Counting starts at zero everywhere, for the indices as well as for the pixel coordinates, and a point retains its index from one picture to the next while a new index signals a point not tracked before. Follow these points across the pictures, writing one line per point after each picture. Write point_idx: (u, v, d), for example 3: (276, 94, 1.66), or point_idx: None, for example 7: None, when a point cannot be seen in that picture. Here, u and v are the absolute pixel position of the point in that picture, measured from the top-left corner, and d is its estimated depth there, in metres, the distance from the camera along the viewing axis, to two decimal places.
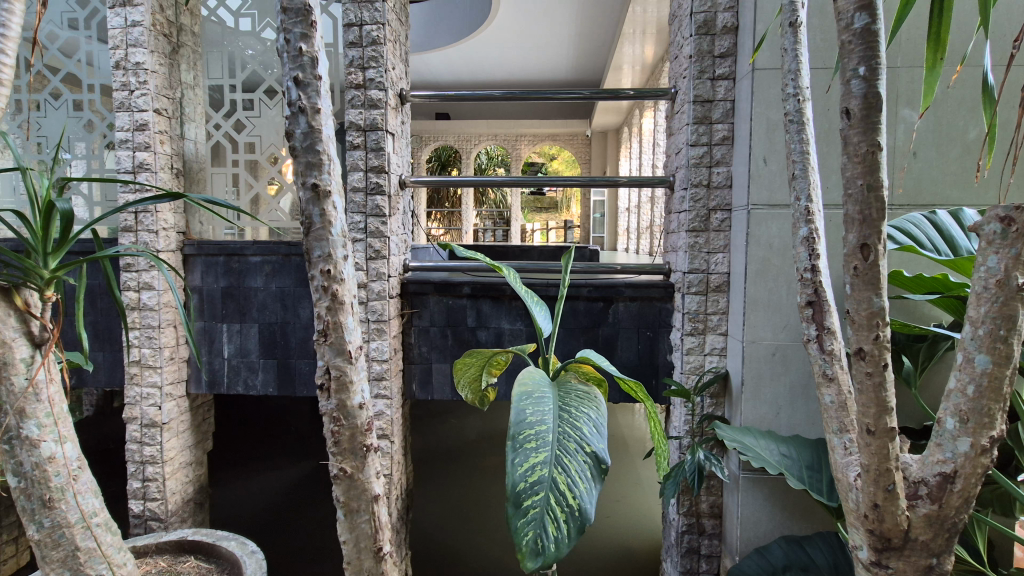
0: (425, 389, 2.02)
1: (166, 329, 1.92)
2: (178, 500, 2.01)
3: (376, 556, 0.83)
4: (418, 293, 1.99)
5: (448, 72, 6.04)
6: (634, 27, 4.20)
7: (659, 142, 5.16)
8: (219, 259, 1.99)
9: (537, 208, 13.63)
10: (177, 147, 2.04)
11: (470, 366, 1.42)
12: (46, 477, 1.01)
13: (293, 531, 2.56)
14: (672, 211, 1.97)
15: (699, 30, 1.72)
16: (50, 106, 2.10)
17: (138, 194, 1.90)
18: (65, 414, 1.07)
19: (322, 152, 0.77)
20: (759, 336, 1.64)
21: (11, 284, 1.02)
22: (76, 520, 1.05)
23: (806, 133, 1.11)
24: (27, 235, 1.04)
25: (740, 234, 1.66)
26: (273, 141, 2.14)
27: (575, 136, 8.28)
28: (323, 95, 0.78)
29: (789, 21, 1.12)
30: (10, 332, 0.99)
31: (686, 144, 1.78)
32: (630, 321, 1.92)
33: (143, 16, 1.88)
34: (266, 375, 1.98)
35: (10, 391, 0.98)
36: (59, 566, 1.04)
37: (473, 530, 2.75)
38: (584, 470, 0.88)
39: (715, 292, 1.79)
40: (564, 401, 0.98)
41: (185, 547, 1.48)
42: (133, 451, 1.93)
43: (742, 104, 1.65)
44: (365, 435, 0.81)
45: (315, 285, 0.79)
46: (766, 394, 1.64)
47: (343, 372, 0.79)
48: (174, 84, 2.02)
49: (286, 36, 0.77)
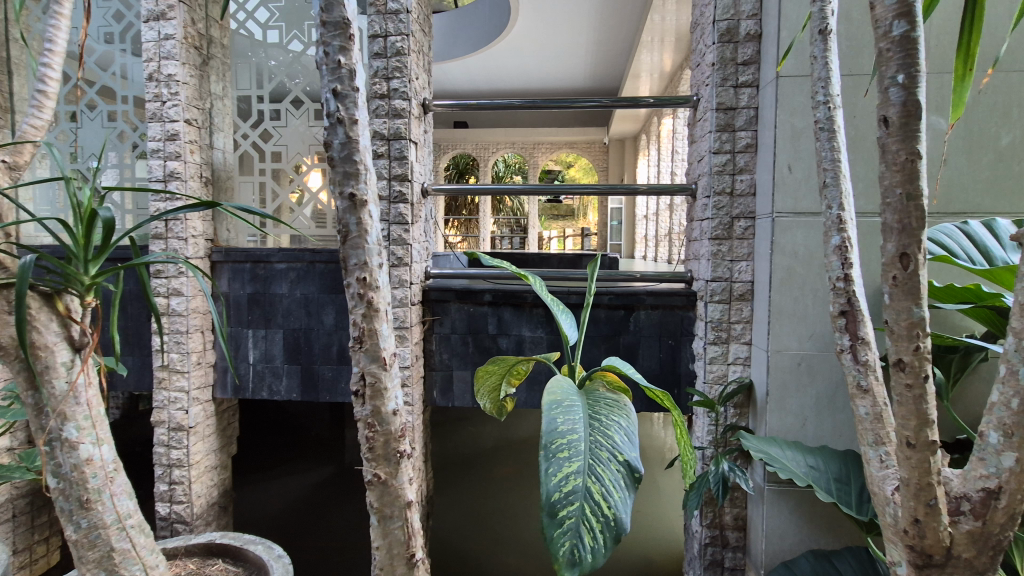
0: (446, 396, 2.02)
1: (194, 334, 1.96)
2: (203, 503, 2.04)
3: (408, 563, 0.83)
4: (439, 300, 1.99)
5: (466, 81, 6.10)
6: (652, 34, 4.20)
7: (678, 149, 5.15)
8: (246, 265, 2.02)
9: (553, 216, 13.67)
10: (206, 155, 2.08)
11: (492, 374, 1.41)
12: (83, 479, 1.03)
13: (316, 536, 2.57)
14: (694, 219, 1.96)
15: (722, 38, 1.72)
16: (85, 117, 2.16)
17: (168, 203, 1.95)
18: (102, 417, 1.10)
19: (359, 162, 0.79)
20: (784, 346, 1.61)
21: (53, 290, 1.05)
22: (111, 522, 1.07)
23: (837, 141, 1.10)
24: (70, 242, 1.05)
25: (765, 242, 1.64)
26: (299, 150, 2.19)
27: (592, 143, 8.30)
28: (360, 106, 0.80)
29: (818, 29, 1.12)
30: (51, 336, 1.02)
31: (709, 152, 1.78)
32: (652, 328, 1.91)
33: (176, 29, 1.93)
34: (290, 381, 2.00)
35: (52, 394, 1.01)
36: (94, 566, 1.06)
37: (492, 539, 2.73)
38: (618, 479, 0.87)
39: (739, 301, 1.76)
40: (594, 409, 0.98)
41: (213, 550, 1.50)
42: (161, 455, 1.97)
43: (767, 111, 1.64)
44: (399, 442, 0.81)
45: (350, 292, 0.80)
46: (792, 405, 1.62)
47: (377, 379, 0.79)
48: (204, 95, 2.07)
49: (325, 49, 0.79)
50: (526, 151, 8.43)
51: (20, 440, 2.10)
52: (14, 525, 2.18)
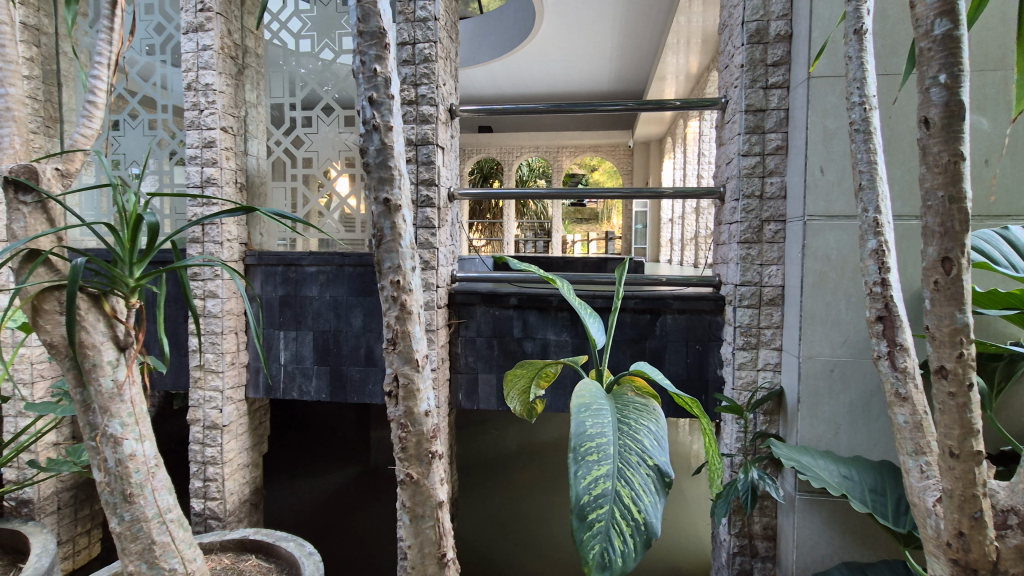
0: (471, 399, 2.03)
1: (228, 334, 2.01)
2: (236, 500, 2.09)
3: (440, 562, 0.84)
4: (465, 303, 2.01)
5: (491, 85, 6.14)
6: (678, 36, 4.16)
7: (704, 151, 5.09)
8: (278, 268, 2.08)
9: (577, 219, 13.64)
10: (241, 162, 2.14)
11: (519, 377, 1.42)
12: (127, 473, 1.07)
13: (342, 535, 2.61)
14: (722, 222, 1.93)
15: (751, 39, 1.70)
16: (128, 126, 2.25)
17: (205, 208, 2.01)
18: (144, 414, 1.14)
19: (393, 167, 0.81)
20: (816, 352, 1.58)
21: (100, 291, 1.10)
22: (152, 515, 1.11)
23: (873, 142, 1.08)
24: (116, 246, 1.09)
25: (796, 245, 1.61)
26: (330, 156, 2.23)
27: (616, 147, 8.26)
28: (394, 113, 0.81)
29: (853, 29, 1.09)
30: (98, 336, 1.06)
31: (738, 154, 1.75)
32: (679, 333, 1.89)
33: (213, 40, 1.99)
34: (320, 382, 2.04)
35: (99, 391, 1.06)
36: (137, 558, 1.10)
37: (516, 543, 2.72)
38: (648, 483, 0.87)
39: (769, 306, 1.73)
40: (623, 413, 0.97)
41: (247, 546, 1.53)
42: (196, 452, 2.03)
43: (798, 113, 1.61)
44: (431, 442, 0.82)
45: (384, 294, 0.81)
46: (825, 412, 1.58)
47: (410, 380, 0.81)
48: (239, 103, 2.14)
49: (362, 58, 0.81)
50: (549, 155, 8.43)
51: (66, 436, 2.19)
52: (60, 516, 2.27)
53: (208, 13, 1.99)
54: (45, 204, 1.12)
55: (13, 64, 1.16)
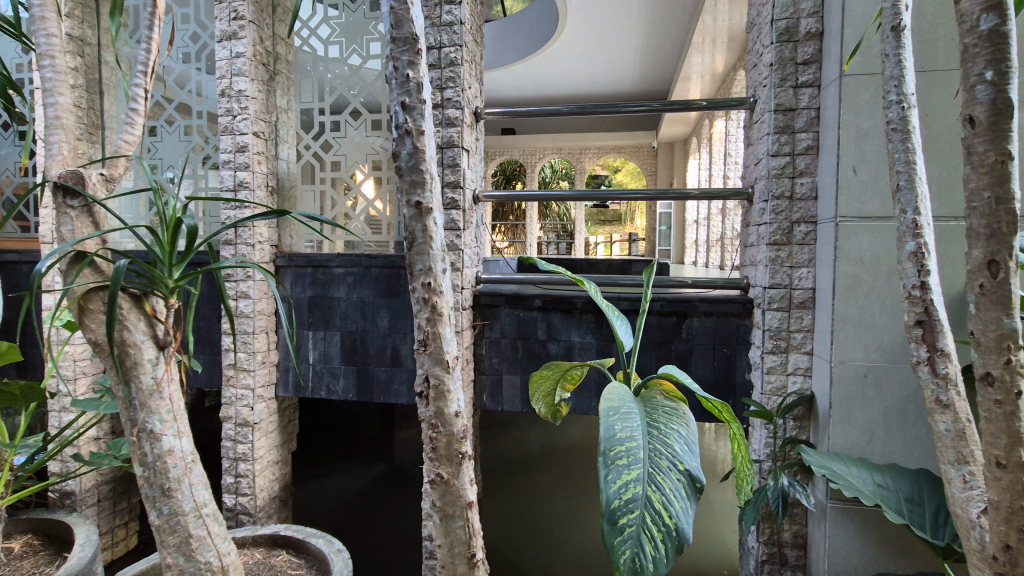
0: (496, 400, 2.04)
1: (259, 334, 2.06)
2: (266, 496, 2.14)
3: (470, 562, 0.85)
4: (489, 305, 2.02)
5: (514, 88, 6.15)
6: (703, 36, 4.12)
7: (730, 152, 5.01)
8: (307, 270, 2.12)
9: (599, 221, 13.57)
10: (272, 166, 2.19)
11: (546, 379, 1.42)
12: (166, 468, 1.11)
13: (369, 533, 2.64)
14: (750, 224, 1.89)
15: (781, 37, 1.67)
16: (164, 132, 2.33)
17: (238, 211, 2.07)
18: (182, 411, 1.18)
19: (425, 171, 0.82)
20: (849, 356, 1.54)
21: (141, 292, 1.13)
22: (189, 509, 1.14)
23: (912, 142, 1.05)
24: (156, 248, 1.13)
25: (828, 248, 1.57)
26: (357, 159, 2.27)
27: (640, 147, 8.20)
28: (426, 117, 0.83)
29: (890, 26, 1.07)
30: (139, 335, 1.10)
31: (767, 154, 1.72)
32: (705, 336, 1.86)
33: (246, 47, 2.04)
34: (347, 381, 2.07)
35: (139, 388, 1.09)
36: (174, 551, 1.13)
37: (539, 545, 2.71)
38: (679, 488, 0.86)
39: (799, 309, 1.70)
40: (652, 417, 0.97)
41: (278, 542, 1.57)
42: (228, 448, 2.08)
43: (830, 112, 1.57)
44: (461, 443, 0.83)
45: (415, 296, 0.83)
46: (858, 419, 1.53)
47: (441, 381, 0.82)
48: (271, 109, 2.19)
49: (394, 64, 0.83)
50: (572, 157, 8.41)
51: (106, 430, 2.27)
52: (99, 508, 2.35)
53: (241, 21, 2.04)
54: (90, 207, 1.16)
55: (62, 74, 1.21)
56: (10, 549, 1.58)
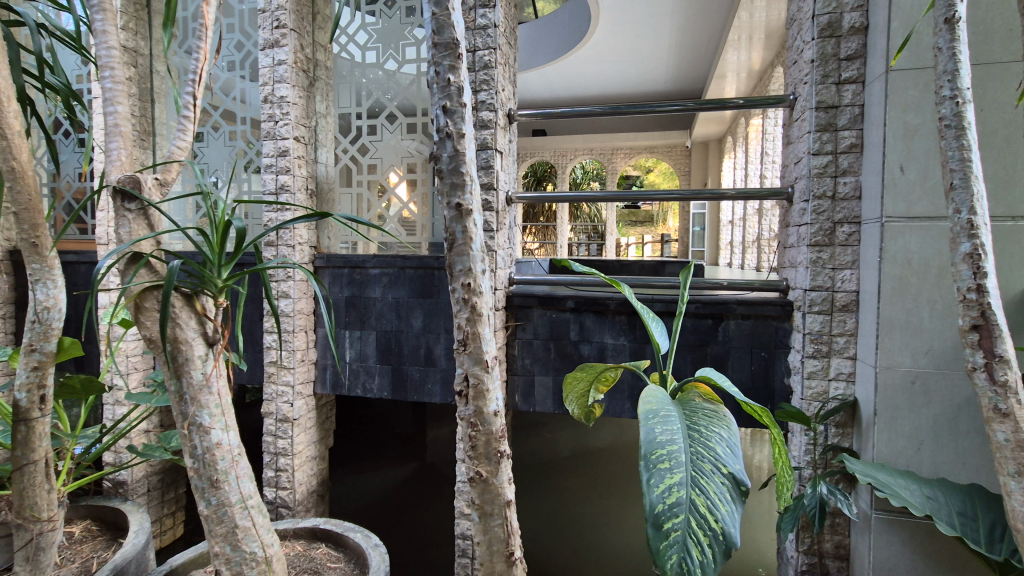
0: (528, 400, 2.04)
1: (299, 333, 2.12)
2: (304, 491, 2.20)
3: (508, 560, 0.85)
4: (522, 306, 2.02)
5: (546, 89, 6.16)
6: (739, 33, 4.04)
7: (768, 150, 4.89)
8: (344, 271, 2.17)
9: (631, 222, 13.44)
10: (311, 169, 2.26)
11: (580, 380, 1.42)
12: (214, 460, 1.15)
13: (402, 531, 2.68)
14: (790, 224, 1.84)
15: (822, 33, 1.62)
16: (210, 137, 2.43)
17: (279, 214, 2.14)
18: (228, 406, 1.22)
19: (465, 173, 0.83)
20: (895, 362, 1.48)
21: (193, 291, 1.18)
22: (235, 501, 1.18)
23: (966, 139, 1.02)
24: (206, 249, 1.17)
25: (872, 249, 1.52)
26: (393, 162, 2.32)
27: (674, 147, 8.08)
28: (466, 121, 0.84)
29: (944, 18, 1.03)
30: (190, 332, 1.15)
31: (807, 153, 1.68)
32: (742, 339, 1.83)
33: (287, 55, 2.11)
34: (382, 380, 2.11)
35: (190, 383, 1.14)
36: (222, 540, 1.17)
37: (570, 547, 2.70)
38: (723, 491, 0.85)
39: (842, 312, 1.64)
40: (692, 420, 0.96)
41: (317, 535, 1.61)
42: (269, 443, 2.15)
43: (875, 108, 1.52)
44: (499, 442, 0.84)
45: (455, 296, 0.84)
46: (905, 427, 1.48)
47: (480, 381, 0.83)
48: (310, 114, 2.25)
49: (436, 69, 0.85)
50: (604, 157, 8.36)
51: (155, 424, 2.38)
52: (149, 498, 2.46)
53: (283, 29, 2.11)
54: (146, 211, 1.22)
55: (121, 85, 1.28)
56: (71, 533, 1.67)
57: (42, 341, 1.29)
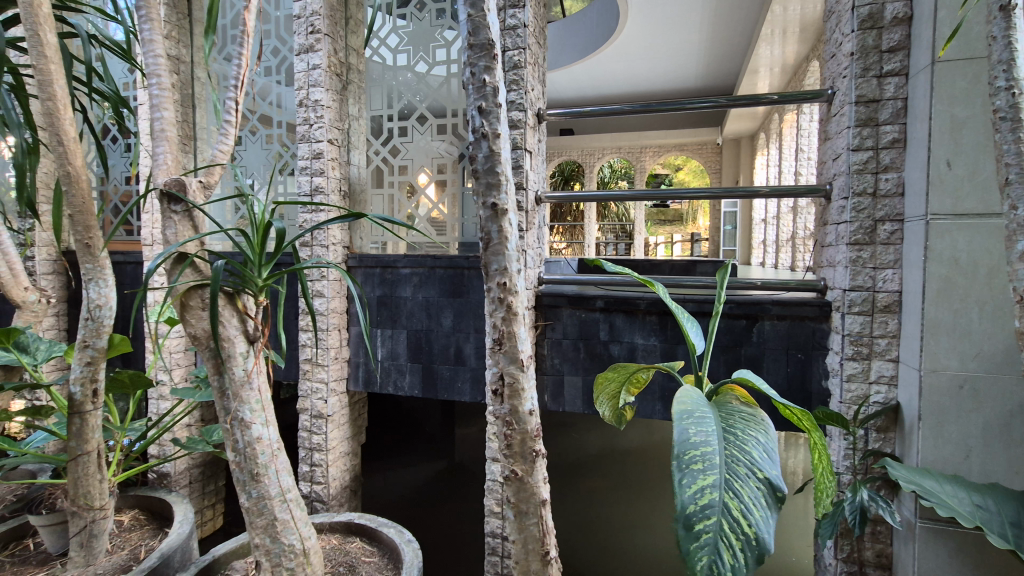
0: (557, 400, 2.04)
1: (333, 332, 2.17)
2: (337, 486, 2.24)
3: (543, 559, 0.85)
4: (551, 306, 2.02)
5: (574, 88, 6.13)
6: (772, 27, 3.94)
7: (803, 147, 4.76)
8: (376, 271, 2.21)
9: (659, 221, 13.27)
10: (344, 171, 2.30)
11: (611, 381, 1.41)
12: (255, 454, 1.19)
13: (432, 528, 2.71)
14: (828, 222, 1.79)
15: (863, 24, 1.57)
16: (249, 141, 2.51)
17: (314, 215, 2.19)
18: (268, 401, 1.26)
19: (500, 173, 0.84)
20: (941, 365, 1.42)
21: (235, 289, 1.22)
22: (275, 494, 1.22)
23: (1022, 131, 0.98)
24: (247, 249, 1.20)
25: (916, 248, 1.47)
26: (423, 164, 2.35)
27: (704, 145, 7.93)
28: (502, 121, 0.85)
29: (999, 4, 0.99)
30: (232, 330, 1.19)
31: (847, 149, 1.63)
32: (778, 340, 1.79)
33: (321, 59, 2.16)
34: (413, 378, 2.14)
35: (232, 379, 1.18)
36: (262, 531, 1.21)
37: (600, 549, 2.69)
38: (758, 496, 0.83)
39: (884, 313, 1.59)
40: (728, 422, 0.94)
41: (352, 529, 1.64)
42: (305, 438, 2.20)
43: (919, 102, 1.47)
44: (535, 441, 0.84)
45: (491, 295, 0.85)
46: (952, 433, 1.42)
47: (516, 380, 0.83)
48: (343, 117, 2.30)
49: (471, 69, 0.85)
50: (632, 156, 8.27)
51: (197, 418, 2.47)
52: (191, 490, 2.55)
53: (318, 34, 2.15)
54: (191, 212, 1.26)
55: (167, 91, 1.33)
56: (121, 522, 1.75)
57: (94, 337, 1.36)
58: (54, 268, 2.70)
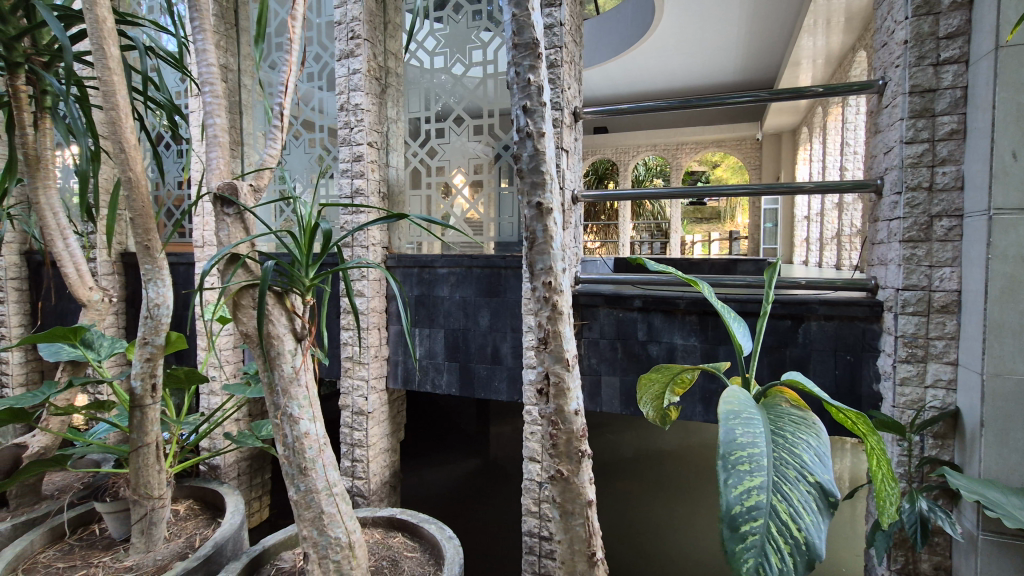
0: (594, 400, 2.02)
1: (373, 330, 2.21)
2: (377, 481, 2.29)
3: (589, 560, 0.85)
4: (588, 305, 2.01)
5: (608, 85, 6.06)
6: (814, 17, 3.81)
7: (849, 141, 4.57)
8: (414, 270, 2.25)
9: (695, 220, 13.00)
10: (383, 173, 2.35)
11: (655, 382, 1.38)
12: (303, 449, 1.23)
13: (469, 526, 2.73)
14: (879, 219, 1.72)
15: (918, 10, 1.50)
16: (292, 145, 2.59)
17: (354, 216, 2.24)
18: (315, 398, 1.29)
19: (545, 172, 0.84)
20: (1006, 369, 1.34)
21: (284, 289, 1.27)
22: (322, 488, 1.25)
23: None
24: (296, 249, 1.24)
25: (978, 245, 1.39)
26: (459, 164, 2.37)
27: (743, 140, 7.71)
28: (546, 120, 0.85)
29: None
30: (281, 329, 1.23)
31: (899, 142, 1.56)
32: (825, 341, 1.73)
33: (361, 64, 2.20)
34: (450, 377, 2.16)
35: (282, 375, 1.22)
36: (310, 524, 1.25)
37: (638, 552, 2.65)
38: (809, 500, 0.81)
39: (941, 313, 1.51)
40: (777, 424, 0.91)
41: (394, 524, 1.67)
42: (346, 434, 2.26)
43: (981, 90, 1.39)
44: (580, 441, 0.84)
45: (536, 294, 0.85)
46: (1018, 441, 1.33)
47: (561, 379, 0.83)
48: (382, 120, 2.34)
49: (516, 69, 0.86)
50: (668, 153, 8.13)
51: (245, 413, 2.56)
52: (239, 482, 2.65)
53: (358, 39, 2.20)
54: (242, 215, 1.31)
55: (219, 99, 1.38)
56: (177, 511, 1.83)
57: (153, 335, 1.43)
58: (113, 269, 2.85)
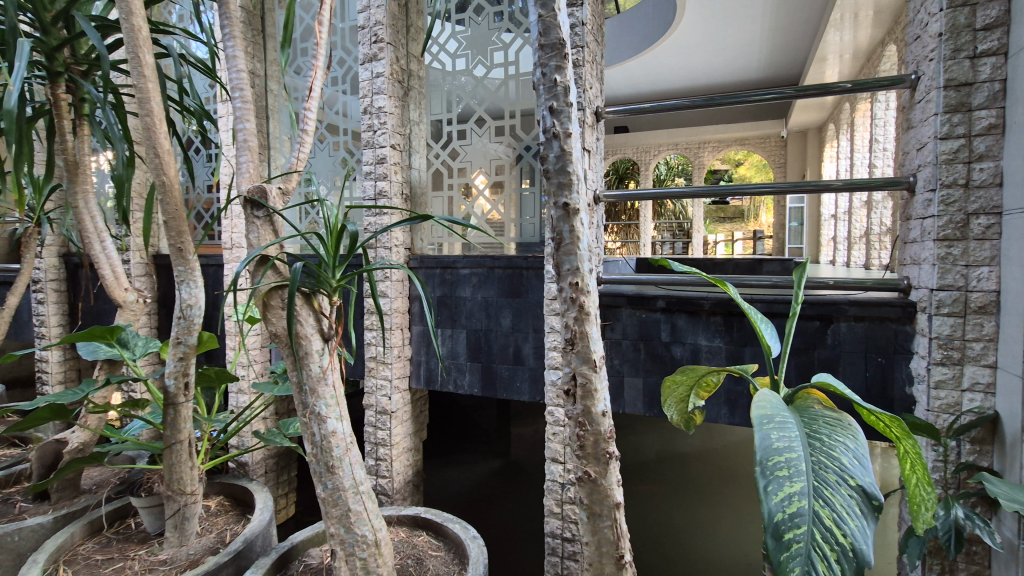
0: (617, 401, 2.01)
1: (396, 330, 2.24)
2: (400, 480, 2.31)
3: (617, 562, 0.84)
4: (611, 306, 1.99)
5: (629, 84, 6.02)
6: (842, 11, 3.72)
7: (878, 137, 4.45)
8: (436, 271, 2.26)
9: (718, 219, 12.81)
10: (406, 175, 2.37)
11: (679, 384, 1.36)
12: (330, 447, 1.25)
13: (490, 526, 2.74)
14: (912, 218, 1.67)
15: (954, 1, 1.45)
16: (317, 149, 2.63)
17: (378, 218, 2.27)
18: (342, 397, 1.31)
19: (571, 172, 0.84)
20: None
21: (311, 290, 1.29)
22: (349, 486, 1.27)
23: None
24: (323, 251, 1.26)
25: (1018, 244, 1.34)
26: (481, 165, 2.38)
27: (767, 138, 7.58)
28: (573, 120, 0.84)
29: None
30: (308, 329, 1.25)
31: (933, 137, 1.51)
32: (855, 342, 1.69)
33: (384, 67, 2.23)
34: (472, 377, 2.17)
35: (309, 374, 1.24)
36: (337, 521, 1.27)
37: (660, 554, 2.63)
38: (852, 505, 0.79)
39: (978, 314, 1.46)
40: (812, 427, 0.89)
41: (419, 523, 1.69)
42: (370, 433, 2.28)
43: (1021, 83, 1.34)
44: (608, 442, 0.84)
45: (563, 295, 0.85)
46: None
47: (588, 380, 0.83)
48: (405, 122, 2.36)
49: (542, 70, 0.85)
50: (690, 152, 8.03)
51: (271, 412, 2.61)
52: (266, 479, 2.70)
53: (381, 43, 2.23)
54: (271, 217, 1.33)
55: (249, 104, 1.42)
56: (207, 506, 1.88)
57: (186, 334, 1.47)
58: (146, 271, 2.94)
